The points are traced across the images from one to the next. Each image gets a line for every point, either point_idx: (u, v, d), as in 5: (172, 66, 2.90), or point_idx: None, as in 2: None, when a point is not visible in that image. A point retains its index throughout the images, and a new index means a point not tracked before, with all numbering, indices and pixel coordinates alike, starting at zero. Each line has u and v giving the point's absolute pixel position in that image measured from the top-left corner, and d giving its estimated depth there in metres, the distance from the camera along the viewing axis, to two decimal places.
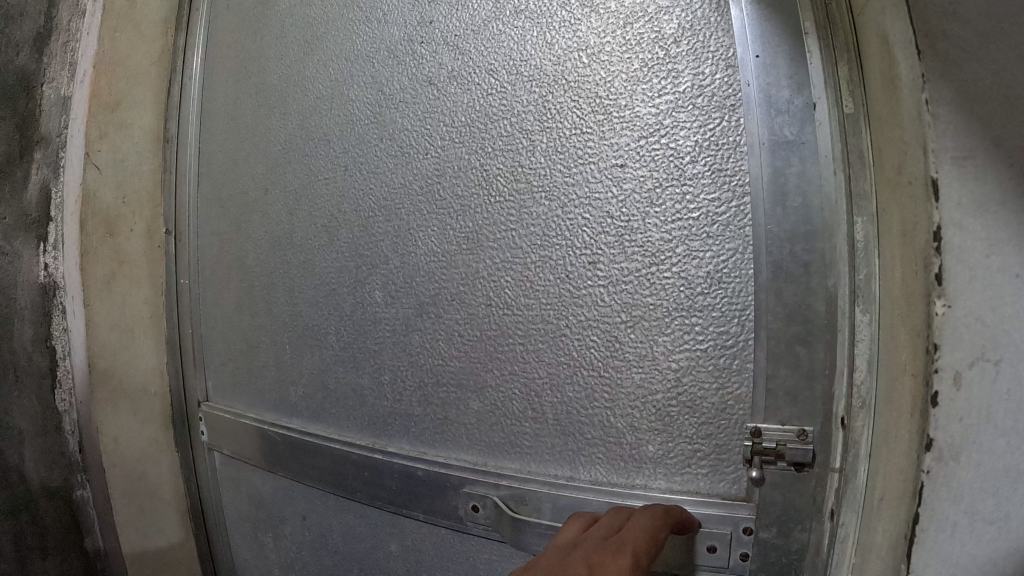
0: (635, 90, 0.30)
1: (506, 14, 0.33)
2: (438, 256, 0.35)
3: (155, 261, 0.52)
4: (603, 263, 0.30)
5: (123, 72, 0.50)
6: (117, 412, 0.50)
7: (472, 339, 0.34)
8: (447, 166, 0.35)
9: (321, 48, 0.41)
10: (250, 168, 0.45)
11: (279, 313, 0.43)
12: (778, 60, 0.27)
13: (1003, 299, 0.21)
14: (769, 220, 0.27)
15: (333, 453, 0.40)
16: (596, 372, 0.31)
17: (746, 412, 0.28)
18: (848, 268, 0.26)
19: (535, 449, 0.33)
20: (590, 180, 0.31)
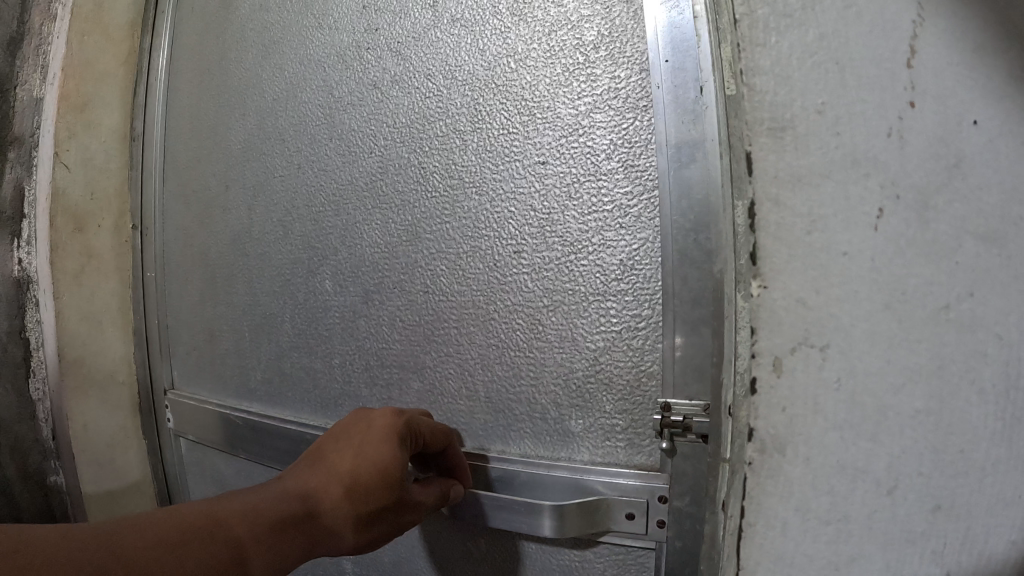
0: (557, 93, 0.32)
1: (444, 22, 0.35)
2: (380, 248, 0.37)
3: (123, 255, 0.54)
4: (527, 252, 0.33)
5: (93, 74, 0.52)
6: (87, 400, 0.52)
7: (412, 325, 0.36)
8: (389, 163, 0.37)
9: (279, 51, 0.43)
10: (210, 167, 0.47)
11: (238, 304, 0.45)
12: (687, 64, 0.28)
13: (822, 262, 0.27)
14: (675, 211, 0.29)
15: (286, 434, 0.41)
16: (522, 353, 0.33)
17: (657, 388, 0.30)
18: (733, 254, 0.27)
19: (470, 425, 0.35)
20: (516, 176, 0.33)
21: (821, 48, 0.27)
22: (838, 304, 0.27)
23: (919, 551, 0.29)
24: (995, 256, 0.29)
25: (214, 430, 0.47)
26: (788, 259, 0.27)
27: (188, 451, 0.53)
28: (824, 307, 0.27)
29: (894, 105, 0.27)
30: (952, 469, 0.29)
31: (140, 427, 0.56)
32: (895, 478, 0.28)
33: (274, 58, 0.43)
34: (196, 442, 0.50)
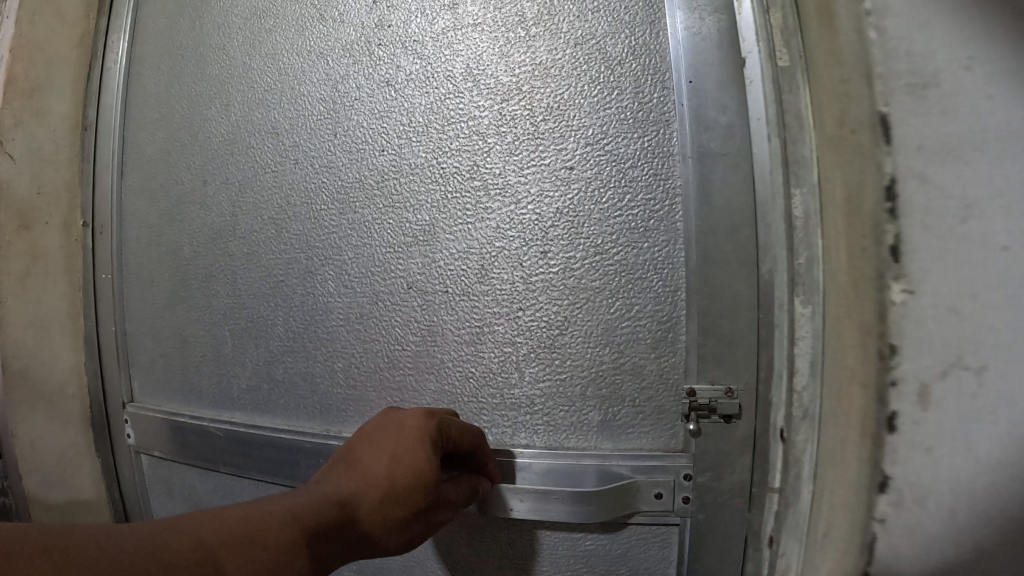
0: (583, 104, 0.33)
1: (466, 24, 0.35)
2: (393, 248, 0.37)
3: (73, 255, 0.49)
4: (555, 253, 0.33)
5: (43, 55, 0.47)
6: (32, 416, 0.47)
7: (428, 325, 0.36)
8: (403, 163, 0.36)
9: (269, 41, 0.41)
10: (183, 162, 0.44)
11: (217, 308, 0.43)
12: (708, 85, 0.32)
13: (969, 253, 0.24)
14: (697, 215, 0.32)
15: (279, 445, 0.39)
16: (547, 351, 0.34)
17: (680, 376, 0.33)
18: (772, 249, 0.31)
19: (493, 424, 0.35)
20: (543, 180, 0.34)
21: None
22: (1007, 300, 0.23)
23: None
24: None
25: (187, 443, 0.44)
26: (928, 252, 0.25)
27: (150, 467, 0.49)
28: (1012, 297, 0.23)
29: None
30: None
31: (95, 447, 0.50)
32: None
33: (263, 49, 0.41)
34: (163, 456, 0.47)
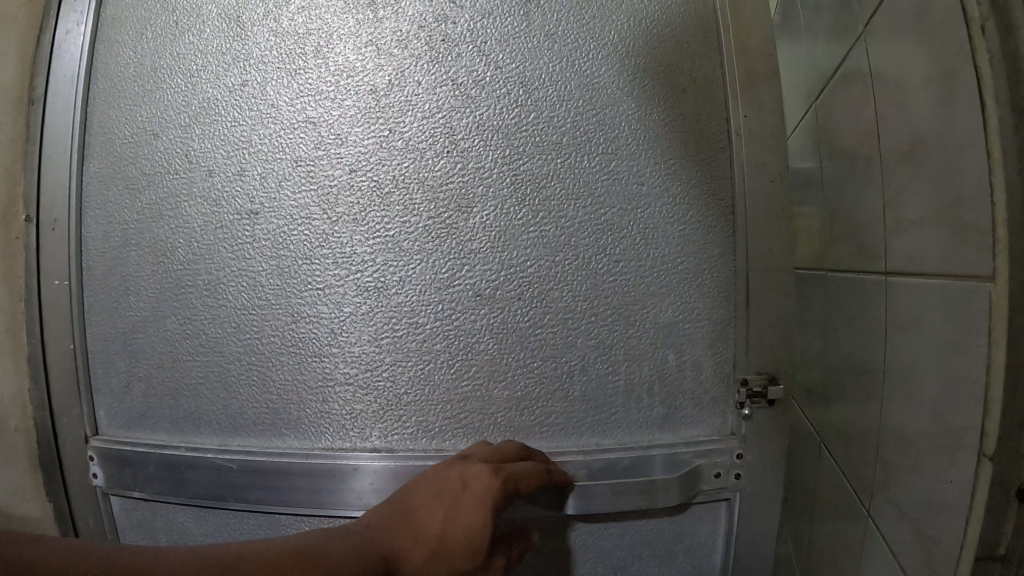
0: (646, 124, 0.39)
1: (542, 38, 0.39)
2: (466, 249, 0.38)
3: (11, 259, 0.42)
4: (623, 259, 0.39)
5: None
6: None
7: (502, 326, 0.38)
8: (476, 165, 0.38)
9: (305, 19, 0.39)
10: (170, 154, 0.40)
11: (218, 317, 0.40)
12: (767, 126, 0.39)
13: None
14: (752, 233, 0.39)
15: (309, 470, 0.39)
16: (617, 346, 0.39)
17: (731, 368, 0.40)
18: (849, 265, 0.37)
19: (561, 418, 0.40)
20: (614, 193, 0.39)
21: None
22: None
23: None
24: None
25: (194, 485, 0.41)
26: None
27: (122, 506, 0.43)
28: None
29: None
30: None
31: (43, 488, 0.44)
32: None
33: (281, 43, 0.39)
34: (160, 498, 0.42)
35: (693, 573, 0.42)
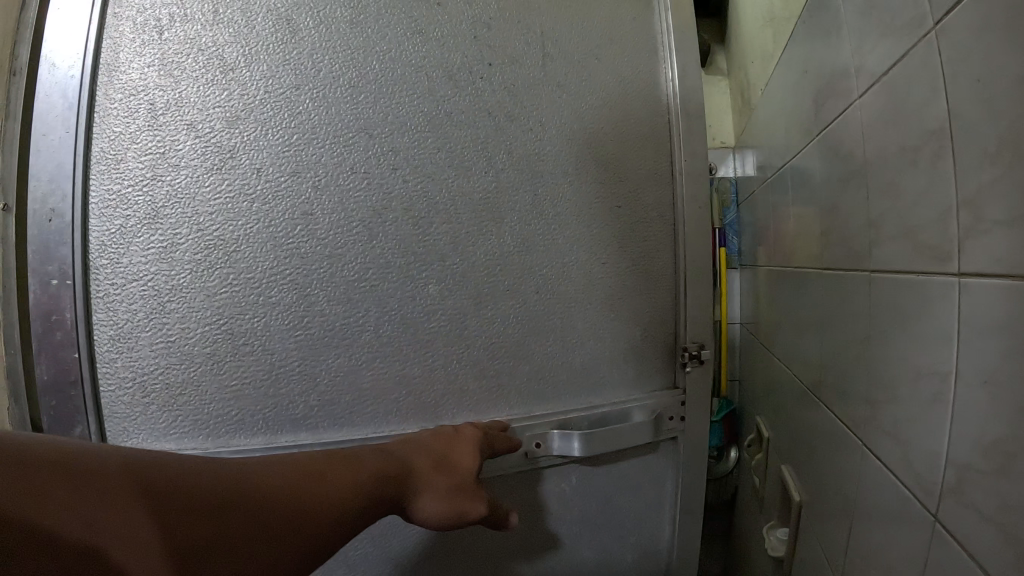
0: (390, 143, 0.75)
1: (305, 91, 0.72)
2: (321, 217, 0.72)
3: None
4: (425, 218, 0.77)
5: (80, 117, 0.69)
6: None
7: (340, 259, 0.73)
8: (307, 167, 0.71)
9: (256, 88, 0.70)
10: (129, 229, 0.67)
11: (117, 325, 0.67)
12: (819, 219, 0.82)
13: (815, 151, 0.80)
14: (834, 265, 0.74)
15: (202, 407, 0.70)
16: (421, 266, 0.77)
17: (835, 379, 0.77)
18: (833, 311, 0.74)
19: (373, 325, 0.75)
20: (419, 183, 0.77)
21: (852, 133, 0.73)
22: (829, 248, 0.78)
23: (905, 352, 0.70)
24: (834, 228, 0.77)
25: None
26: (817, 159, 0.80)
27: None
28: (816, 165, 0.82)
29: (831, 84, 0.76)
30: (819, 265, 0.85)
31: None
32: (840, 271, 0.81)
33: (205, 148, 0.68)
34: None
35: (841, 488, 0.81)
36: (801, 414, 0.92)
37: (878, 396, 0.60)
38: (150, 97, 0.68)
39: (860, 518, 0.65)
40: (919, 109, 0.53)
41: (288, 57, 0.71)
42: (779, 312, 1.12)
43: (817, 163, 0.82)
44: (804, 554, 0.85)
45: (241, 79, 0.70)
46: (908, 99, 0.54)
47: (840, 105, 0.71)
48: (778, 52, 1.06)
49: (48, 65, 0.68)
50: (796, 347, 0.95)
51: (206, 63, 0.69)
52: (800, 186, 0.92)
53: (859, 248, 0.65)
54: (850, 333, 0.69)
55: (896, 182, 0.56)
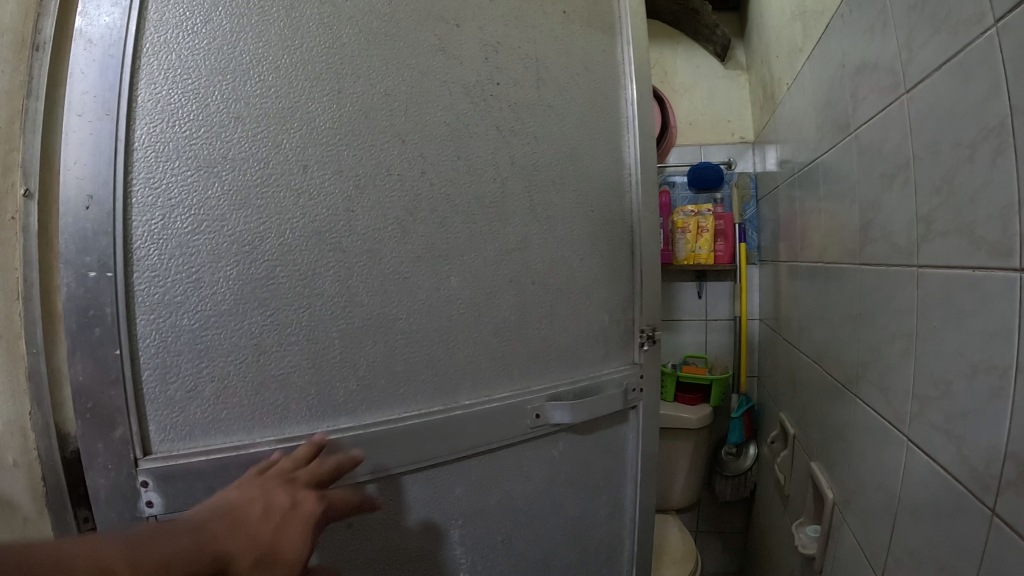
0: (431, 128, 0.69)
1: (350, 67, 0.63)
2: (363, 209, 0.64)
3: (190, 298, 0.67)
4: (463, 211, 0.72)
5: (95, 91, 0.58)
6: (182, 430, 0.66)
7: (381, 254, 0.66)
8: (351, 152, 0.64)
9: (300, 56, 0.61)
10: (170, 211, 0.55)
11: (153, 322, 0.56)
12: (852, 201, 0.83)
13: (858, 151, 0.80)
14: (877, 254, 0.74)
15: (245, 407, 0.60)
16: (459, 263, 0.72)
17: (867, 359, 0.78)
18: (879, 289, 0.73)
19: (412, 328, 0.69)
20: (457, 172, 0.72)
21: (875, 133, 0.74)
22: (865, 246, 0.78)
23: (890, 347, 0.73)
24: (864, 222, 0.78)
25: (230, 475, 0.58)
26: (857, 159, 0.81)
27: None
28: (850, 164, 0.84)
29: (866, 81, 0.77)
30: (846, 258, 0.86)
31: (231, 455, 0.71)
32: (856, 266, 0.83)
33: (251, 123, 0.58)
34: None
35: (859, 469, 0.80)
36: (834, 410, 0.92)
37: (927, 391, 0.60)
38: (199, 56, 0.56)
39: (906, 512, 0.65)
40: (971, 102, 0.51)
41: (337, 32, 0.63)
42: (805, 307, 1.12)
43: (853, 159, 0.82)
44: (841, 549, 0.86)
45: (294, 50, 0.60)
46: (963, 95, 0.52)
47: (882, 103, 0.71)
48: (812, 45, 1.04)
49: (85, 9, 0.54)
50: (828, 343, 0.95)
51: (246, 19, 0.58)
52: (832, 182, 0.92)
53: (907, 244, 0.65)
54: (895, 328, 0.69)
55: (946, 178, 0.56)
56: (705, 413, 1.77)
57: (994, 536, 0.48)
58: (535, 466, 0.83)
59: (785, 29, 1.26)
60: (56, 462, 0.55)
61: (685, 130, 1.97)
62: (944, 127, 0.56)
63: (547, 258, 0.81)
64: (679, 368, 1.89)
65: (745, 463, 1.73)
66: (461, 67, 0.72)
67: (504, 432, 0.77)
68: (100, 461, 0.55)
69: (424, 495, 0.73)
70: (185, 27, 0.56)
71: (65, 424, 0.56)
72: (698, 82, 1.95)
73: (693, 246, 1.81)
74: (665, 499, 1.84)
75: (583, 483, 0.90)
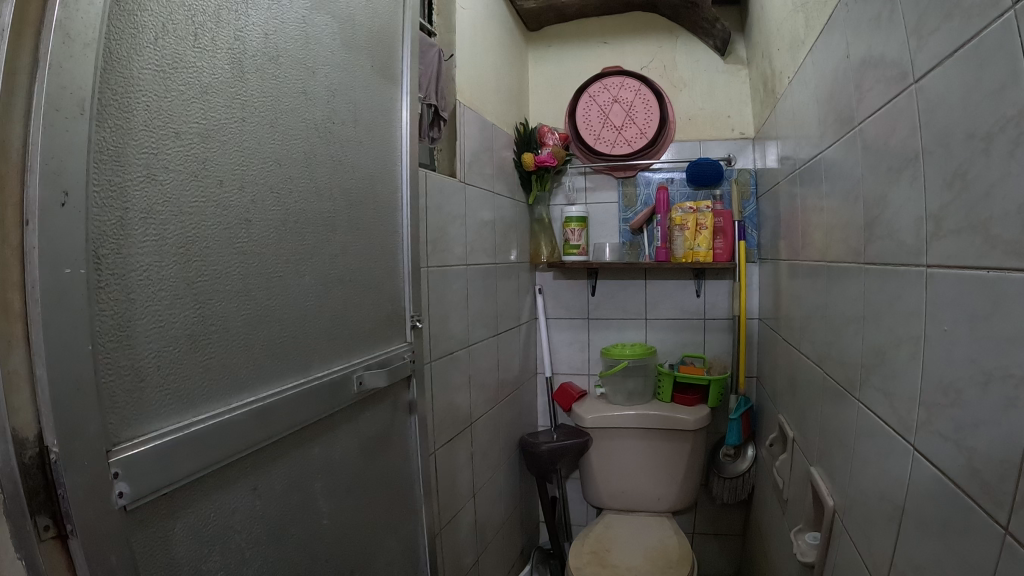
0: (310, 153, 0.82)
1: (255, 94, 0.71)
2: (265, 219, 0.73)
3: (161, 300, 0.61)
4: (324, 223, 0.85)
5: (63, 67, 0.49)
6: None
7: (276, 259, 0.75)
8: (257, 169, 0.71)
9: (220, 75, 0.65)
10: (127, 213, 0.55)
11: (114, 324, 0.54)
12: (856, 197, 0.80)
13: (861, 147, 0.77)
14: (881, 253, 0.71)
15: (180, 404, 0.61)
16: (318, 264, 0.84)
17: (869, 362, 0.75)
18: (885, 288, 0.70)
19: (283, 324, 0.77)
20: (321, 189, 0.85)
21: (879, 127, 0.71)
22: (868, 245, 0.76)
23: (885, 349, 0.70)
24: (869, 219, 0.75)
25: (183, 452, 0.59)
26: (861, 154, 0.77)
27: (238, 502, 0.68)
28: (852, 161, 0.81)
29: (871, 73, 0.74)
30: (849, 256, 0.83)
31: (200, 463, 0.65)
32: (858, 263, 0.80)
33: (187, 135, 0.61)
34: (165, 490, 0.58)
35: (859, 474, 0.78)
36: (833, 413, 0.89)
37: (934, 398, 0.57)
38: (148, 67, 0.57)
39: (910, 525, 0.62)
40: (985, 92, 0.48)
41: (245, 57, 0.69)
42: (806, 307, 1.09)
43: (857, 154, 0.79)
44: (841, 559, 0.83)
45: (212, 71, 0.64)
46: (977, 84, 0.49)
47: (887, 94, 0.68)
48: (815, 36, 1.01)
49: None
50: (829, 344, 0.92)
51: (184, 36, 0.61)
52: (834, 178, 0.89)
53: (914, 243, 0.62)
54: (900, 330, 0.66)
55: (958, 173, 0.53)
56: (703, 414, 1.75)
57: (1007, 557, 0.45)
58: (371, 424, 1.00)
59: (786, 20, 1.22)
60: (13, 468, 0.46)
61: (683, 125, 1.93)
62: (956, 120, 0.53)
63: (358, 256, 0.96)
64: (677, 368, 1.85)
65: (741, 466, 1.71)
66: (315, 99, 0.83)
67: (333, 402, 0.85)
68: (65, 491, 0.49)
69: (309, 461, 0.82)
70: (138, 37, 0.56)
71: (25, 429, 0.47)
72: (696, 76, 1.92)
73: (691, 243, 1.78)
74: (661, 502, 1.79)
75: (392, 446, 1.07)
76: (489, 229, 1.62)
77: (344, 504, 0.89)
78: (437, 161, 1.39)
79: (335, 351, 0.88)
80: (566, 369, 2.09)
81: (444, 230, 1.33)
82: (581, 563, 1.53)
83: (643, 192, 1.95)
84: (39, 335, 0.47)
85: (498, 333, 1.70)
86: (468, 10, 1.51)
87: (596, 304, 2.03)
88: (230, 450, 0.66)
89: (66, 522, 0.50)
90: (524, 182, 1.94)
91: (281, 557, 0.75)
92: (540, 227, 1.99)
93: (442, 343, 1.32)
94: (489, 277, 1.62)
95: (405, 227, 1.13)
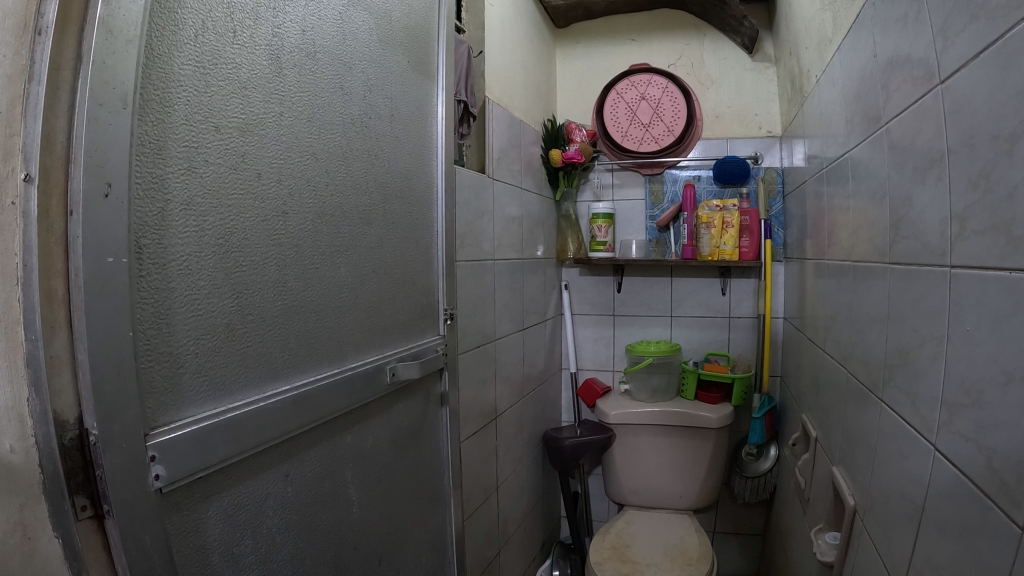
0: (347, 150, 0.84)
1: (291, 89, 0.73)
2: (302, 213, 0.76)
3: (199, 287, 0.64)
4: (360, 217, 0.88)
5: None
6: None
7: (314, 252, 0.78)
8: (293, 164, 0.74)
9: (258, 73, 0.68)
10: (167, 205, 0.58)
11: (152, 311, 0.56)
12: (881, 195, 0.80)
13: (886, 150, 0.77)
14: (905, 254, 0.71)
15: (214, 388, 0.64)
16: (355, 255, 0.87)
17: (891, 364, 0.75)
18: (908, 287, 0.70)
19: (320, 315, 0.80)
20: (357, 184, 0.87)
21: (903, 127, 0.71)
22: (892, 246, 0.76)
23: (906, 350, 0.70)
24: (894, 220, 0.75)
25: (218, 438, 0.62)
26: (887, 155, 0.77)
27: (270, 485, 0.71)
28: (878, 161, 0.81)
29: (897, 72, 0.74)
30: (874, 256, 0.83)
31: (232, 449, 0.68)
32: (882, 261, 0.79)
33: (226, 131, 0.64)
34: (201, 474, 0.61)
35: (880, 475, 0.78)
36: (857, 413, 0.89)
37: (956, 399, 0.57)
38: (188, 63, 0.60)
39: (930, 526, 0.62)
40: (1009, 93, 0.48)
41: (281, 55, 0.71)
42: (831, 307, 1.09)
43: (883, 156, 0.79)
44: (860, 559, 0.83)
45: (250, 68, 0.67)
46: (1001, 85, 0.49)
47: (914, 94, 0.68)
48: (842, 35, 1.01)
49: None
50: (854, 344, 0.92)
51: (221, 35, 0.63)
52: (861, 178, 0.89)
53: (939, 243, 0.62)
54: (924, 331, 0.66)
55: (983, 173, 0.53)
56: (726, 413, 1.75)
57: None
58: (403, 414, 1.03)
59: (815, 19, 1.21)
60: (54, 450, 0.50)
61: (711, 123, 1.92)
62: (981, 121, 0.53)
63: (394, 251, 0.99)
64: (701, 366, 1.85)
65: (764, 465, 1.70)
66: (350, 97, 0.85)
67: (365, 392, 0.88)
68: (102, 471, 0.52)
69: (340, 448, 0.84)
70: (178, 34, 0.58)
71: (65, 412, 0.50)
72: (725, 74, 1.90)
73: (717, 241, 1.77)
74: (682, 500, 1.80)
75: (423, 436, 1.10)
76: (516, 225, 1.64)
77: (370, 492, 0.92)
78: (467, 158, 1.43)
79: (365, 341, 0.90)
80: (590, 365, 2.10)
81: (472, 226, 1.35)
82: (601, 558, 1.54)
83: (670, 189, 1.95)
84: (81, 321, 0.50)
85: (525, 328, 1.72)
86: (497, 7, 1.53)
87: (621, 302, 2.03)
88: (263, 437, 0.68)
89: (102, 502, 0.53)
90: (552, 178, 1.95)
91: (309, 541, 0.78)
92: (567, 223, 2.01)
93: (469, 337, 1.34)
94: (516, 272, 1.64)
95: (439, 221, 1.15)
